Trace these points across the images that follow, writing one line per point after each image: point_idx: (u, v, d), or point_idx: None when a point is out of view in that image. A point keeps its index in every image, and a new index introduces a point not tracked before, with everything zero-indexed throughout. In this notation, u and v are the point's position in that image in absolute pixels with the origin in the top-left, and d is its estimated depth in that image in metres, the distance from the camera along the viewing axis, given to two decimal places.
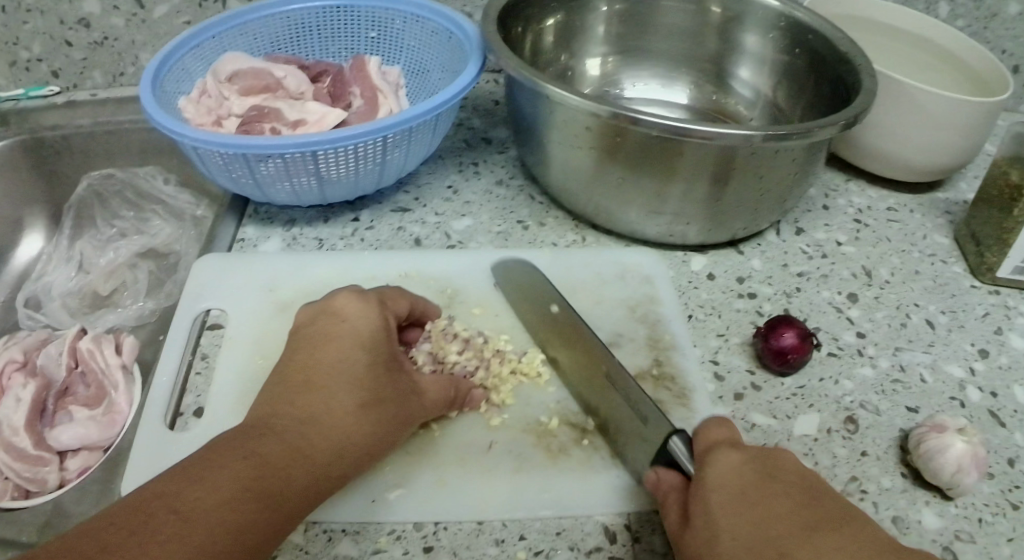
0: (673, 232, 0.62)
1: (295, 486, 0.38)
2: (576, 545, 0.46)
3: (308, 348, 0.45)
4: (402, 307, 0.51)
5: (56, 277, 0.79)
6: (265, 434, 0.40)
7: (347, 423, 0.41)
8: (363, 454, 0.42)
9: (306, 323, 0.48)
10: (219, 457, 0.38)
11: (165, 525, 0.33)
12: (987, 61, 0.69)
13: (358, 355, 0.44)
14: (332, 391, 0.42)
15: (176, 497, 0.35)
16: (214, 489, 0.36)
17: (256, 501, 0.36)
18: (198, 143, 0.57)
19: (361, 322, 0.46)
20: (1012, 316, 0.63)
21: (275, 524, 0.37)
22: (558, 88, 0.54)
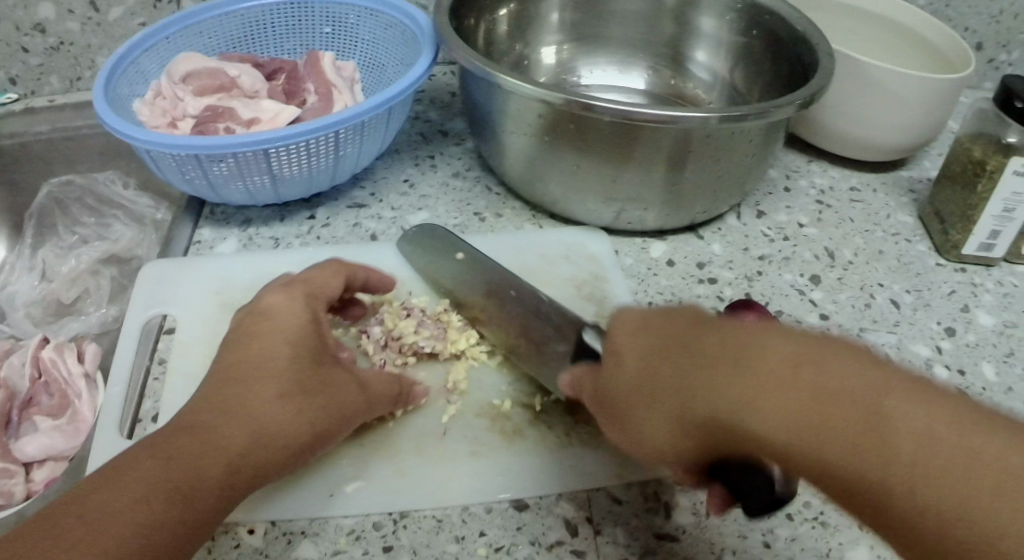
0: (631, 218, 0.61)
1: (211, 483, 0.38)
2: (538, 539, 0.45)
3: (237, 346, 0.45)
4: (334, 287, 0.51)
5: (20, 286, 0.78)
6: (182, 434, 0.39)
7: (266, 417, 0.41)
8: (287, 448, 0.42)
9: (236, 324, 0.48)
10: (135, 459, 0.37)
11: (69, 530, 0.33)
12: (946, 39, 0.69)
13: (280, 349, 0.44)
14: (252, 386, 0.42)
15: (82, 502, 0.34)
16: (122, 491, 0.35)
17: (167, 500, 0.36)
18: (149, 145, 0.56)
19: (286, 316, 0.46)
20: (978, 293, 0.62)
21: (190, 521, 0.36)
22: (509, 78, 0.54)
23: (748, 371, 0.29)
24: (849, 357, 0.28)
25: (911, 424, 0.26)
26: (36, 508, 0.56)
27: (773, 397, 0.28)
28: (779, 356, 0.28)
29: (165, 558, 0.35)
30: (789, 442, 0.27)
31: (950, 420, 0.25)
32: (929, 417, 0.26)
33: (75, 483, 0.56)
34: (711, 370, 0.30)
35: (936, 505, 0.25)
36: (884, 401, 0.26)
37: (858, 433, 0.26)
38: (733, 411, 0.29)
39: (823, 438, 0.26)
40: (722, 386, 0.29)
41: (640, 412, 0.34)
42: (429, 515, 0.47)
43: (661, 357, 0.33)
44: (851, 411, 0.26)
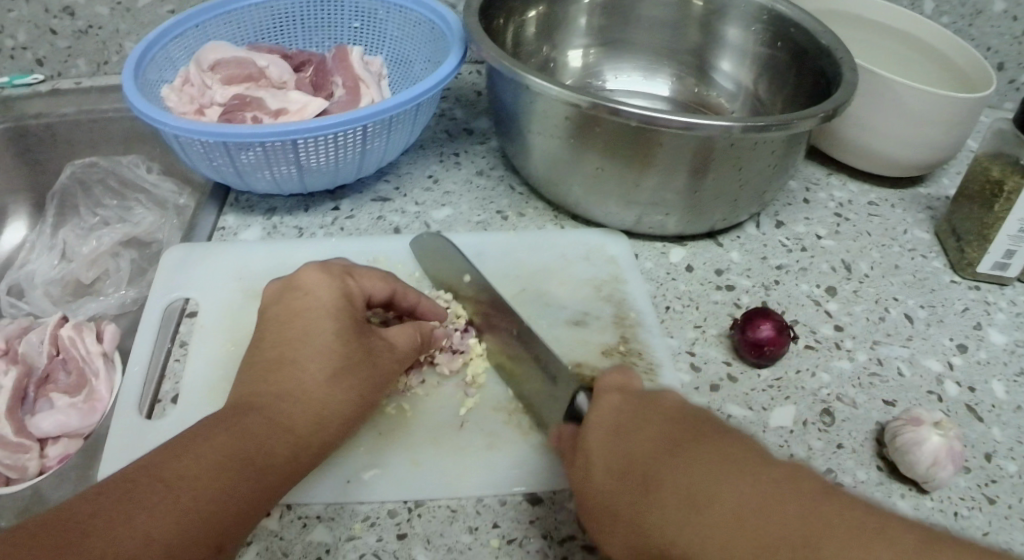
0: (651, 222, 0.62)
1: (277, 458, 0.39)
2: (550, 533, 0.46)
3: (279, 323, 0.45)
4: (377, 286, 0.50)
5: (40, 264, 0.79)
6: (245, 409, 0.40)
7: (324, 393, 0.42)
8: (340, 423, 0.42)
9: (272, 300, 0.48)
10: (203, 432, 0.39)
11: (153, 495, 0.34)
12: (970, 58, 0.70)
13: (325, 325, 0.44)
14: (303, 363, 0.43)
15: (161, 469, 0.36)
16: (196, 460, 0.36)
17: (239, 474, 0.37)
18: (179, 131, 0.56)
19: (324, 292, 0.46)
20: (991, 312, 0.63)
21: (259, 490, 0.38)
22: (538, 80, 0.54)
23: (695, 506, 0.33)
24: (748, 477, 0.33)
25: (791, 517, 0.31)
26: (51, 481, 0.57)
27: (691, 536, 0.32)
28: (712, 504, 0.33)
29: (240, 524, 0.36)
30: (701, 552, 0.32)
31: (848, 520, 0.30)
32: (799, 508, 0.31)
33: (92, 460, 0.57)
34: (665, 510, 0.34)
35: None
36: (764, 518, 0.31)
37: (752, 551, 0.30)
38: (672, 535, 0.33)
39: (735, 553, 0.31)
40: (671, 518, 0.33)
41: (607, 523, 0.38)
42: (443, 505, 0.48)
43: (620, 497, 0.37)
44: (762, 537, 0.31)
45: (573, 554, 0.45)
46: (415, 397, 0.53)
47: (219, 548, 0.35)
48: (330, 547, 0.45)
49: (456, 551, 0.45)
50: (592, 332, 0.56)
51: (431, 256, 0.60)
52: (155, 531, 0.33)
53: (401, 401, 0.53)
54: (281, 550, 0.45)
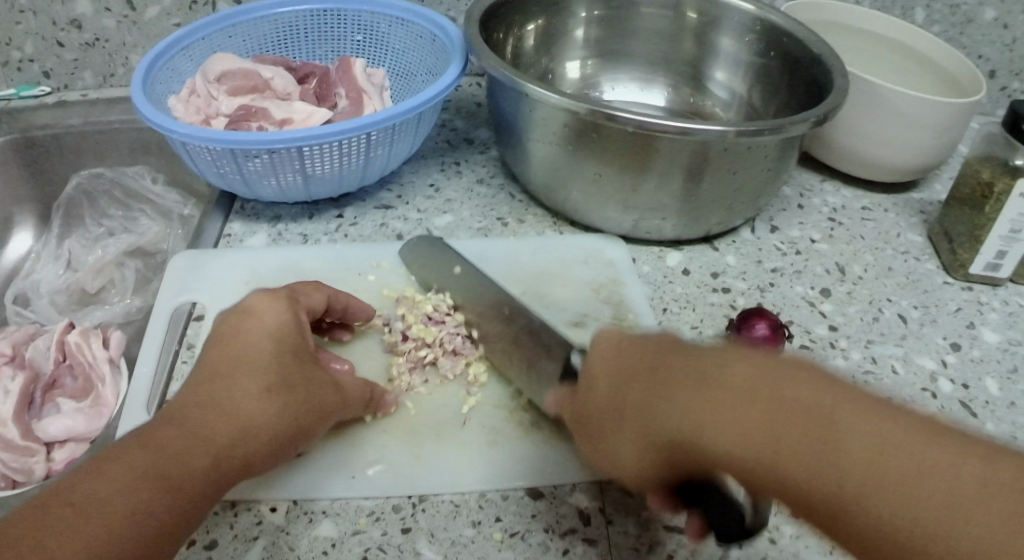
0: (649, 226, 0.63)
1: (194, 474, 0.38)
2: (552, 526, 0.47)
3: (218, 338, 0.45)
4: (315, 298, 0.52)
5: (46, 274, 0.80)
6: (168, 421, 0.40)
7: (251, 410, 0.41)
8: (266, 444, 0.42)
9: (217, 319, 0.47)
10: (122, 448, 0.38)
11: (59, 520, 0.34)
12: (959, 65, 0.71)
13: (262, 345, 0.44)
14: (235, 381, 0.42)
15: (71, 491, 0.35)
16: (106, 481, 0.36)
17: (152, 488, 0.36)
18: (187, 138, 0.58)
19: (267, 312, 0.46)
20: (984, 312, 0.64)
21: (177, 508, 0.37)
22: (537, 87, 0.56)
23: (749, 396, 0.30)
24: (809, 375, 0.30)
25: (862, 431, 0.27)
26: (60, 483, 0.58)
27: (739, 419, 0.29)
28: (742, 372, 0.31)
29: (155, 547, 0.36)
30: (747, 450, 0.29)
31: (905, 431, 0.27)
32: (885, 429, 0.27)
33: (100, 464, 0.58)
34: (674, 395, 0.32)
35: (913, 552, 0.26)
36: (834, 408, 0.28)
37: (817, 450, 0.27)
38: (693, 429, 0.31)
39: (782, 458, 0.28)
40: (684, 401, 0.32)
41: (611, 420, 0.36)
42: (446, 500, 0.49)
43: (627, 390, 0.35)
44: (815, 421, 0.28)
45: (575, 546, 0.46)
46: (419, 397, 0.54)
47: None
48: (335, 542, 0.46)
49: (459, 544, 0.46)
50: (592, 333, 0.57)
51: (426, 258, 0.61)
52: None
53: (406, 400, 0.54)
54: (287, 545, 0.46)
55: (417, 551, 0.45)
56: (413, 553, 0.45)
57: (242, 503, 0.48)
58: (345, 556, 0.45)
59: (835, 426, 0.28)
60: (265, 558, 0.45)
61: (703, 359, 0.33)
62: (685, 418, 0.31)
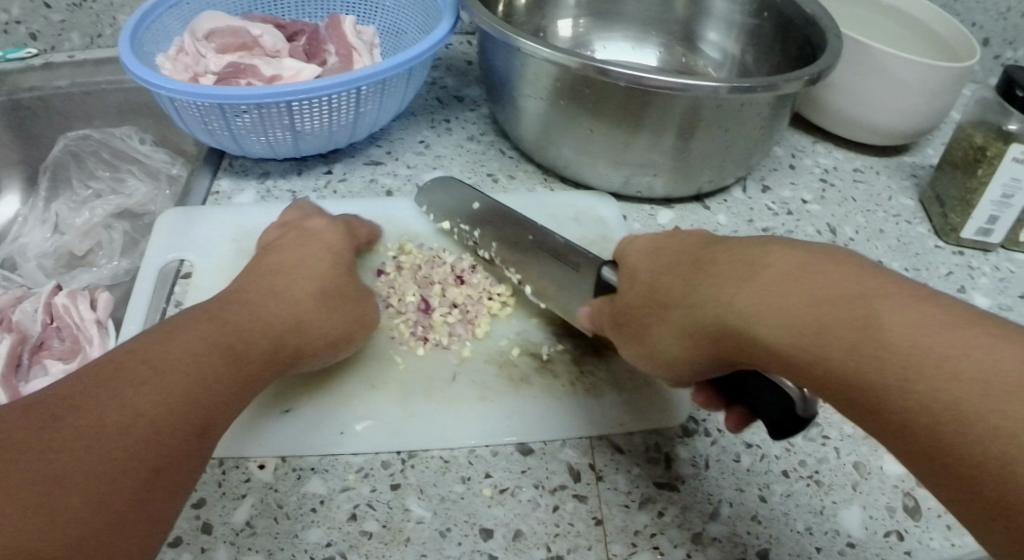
0: (640, 184, 0.63)
1: (257, 357, 0.42)
2: (541, 483, 0.47)
3: (281, 251, 0.52)
4: (364, 231, 0.58)
5: (33, 238, 0.80)
6: (227, 309, 0.44)
7: (309, 307, 0.47)
8: (322, 338, 0.47)
9: (277, 237, 0.54)
10: (192, 324, 0.41)
11: (141, 374, 0.35)
12: (953, 29, 0.71)
13: (319, 253, 0.52)
14: (296, 282, 0.48)
15: (143, 351, 0.37)
16: (179, 345, 0.38)
17: (221, 360, 0.40)
18: (175, 93, 0.57)
19: (327, 233, 0.54)
20: (974, 276, 0.64)
21: (237, 382, 0.40)
22: (528, 41, 0.55)
23: (818, 292, 0.30)
24: (865, 274, 0.30)
25: (897, 323, 0.27)
26: None
27: (797, 308, 0.30)
28: (776, 270, 0.32)
29: (217, 418, 0.38)
30: (793, 339, 0.30)
31: (946, 317, 0.27)
32: (922, 317, 0.27)
33: None
34: (723, 276, 0.34)
35: (926, 384, 0.26)
36: (885, 293, 0.29)
37: (844, 313, 0.29)
38: (757, 322, 0.31)
39: (834, 327, 0.29)
40: (729, 285, 0.33)
41: (658, 312, 0.39)
42: (436, 456, 0.48)
43: (666, 285, 0.39)
44: (841, 300, 0.29)
45: (564, 503, 0.46)
46: (409, 352, 0.54)
47: (203, 430, 0.37)
48: (324, 498, 0.46)
49: (448, 500, 0.46)
50: None
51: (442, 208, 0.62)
52: (143, 407, 0.34)
53: (396, 353, 0.54)
54: (275, 501, 0.46)
55: (406, 507, 0.45)
56: (402, 509, 0.45)
57: (230, 461, 0.47)
58: (334, 512, 0.45)
59: (859, 306, 0.29)
60: (253, 515, 0.45)
61: (777, 261, 0.32)
62: (721, 279, 0.34)
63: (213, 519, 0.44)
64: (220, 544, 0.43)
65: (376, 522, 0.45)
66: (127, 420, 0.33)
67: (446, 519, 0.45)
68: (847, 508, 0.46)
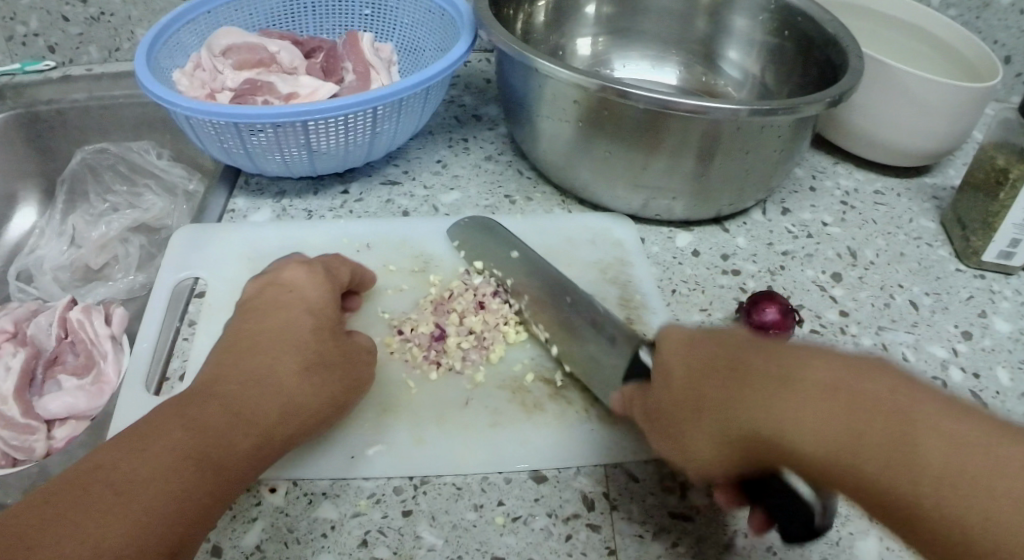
0: (658, 206, 0.62)
1: (236, 451, 0.40)
2: (554, 511, 0.47)
3: (260, 314, 0.49)
4: (344, 274, 0.54)
5: (49, 252, 0.79)
6: (203, 398, 0.41)
7: (294, 385, 0.44)
8: (308, 417, 0.44)
9: (255, 295, 0.51)
10: (158, 425, 0.39)
11: (102, 502, 0.34)
12: (975, 48, 0.70)
13: (304, 318, 0.48)
14: (277, 355, 0.45)
15: (108, 469, 0.36)
16: (147, 460, 0.36)
17: (196, 467, 0.37)
18: (191, 112, 0.57)
19: (308, 291, 0.50)
20: (996, 300, 0.63)
21: (215, 485, 0.38)
22: (546, 63, 0.55)
23: (865, 411, 0.30)
24: (905, 388, 0.30)
25: (935, 439, 0.28)
26: (58, 458, 0.57)
27: (832, 439, 0.30)
28: (818, 379, 0.31)
29: (195, 530, 0.36)
30: (830, 453, 0.30)
31: (975, 427, 0.28)
32: (948, 439, 0.28)
33: (100, 438, 0.57)
34: (760, 393, 0.32)
35: (969, 508, 0.27)
36: (917, 416, 0.29)
37: (881, 432, 0.29)
38: (793, 434, 0.31)
39: (867, 456, 0.29)
40: (775, 408, 0.32)
41: (683, 412, 0.36)
42: (448, 482, 0.48)
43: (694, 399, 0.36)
44: (881, 415, 0.29)
45: (577, 532, 0.45)
46: (423, 377, 0.54)
47: (178, 550, 0.35)
48: (335, 523, 0.46)
49: (460, 528, 0.45)
50: None
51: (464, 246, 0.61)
52: (103, 540, 0.33)
53: (409, 378, 0.54)
54: (286, 526, 0.45)
55: (417, 534, 0.45)
56: (413, 536, 0.45)
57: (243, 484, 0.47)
58: (345, 538, 0.45)
59: (895, 424, 0.29)
60: (264, 539, 0.44)
61: (817, 376, 0.31)
62: (762, 390, 0.32)
63: (225, 542, 0.44)
64: None
65: (386, 549, 0.44)
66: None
67: (458, 547, 0.44)
68: (864, 540, 0.46)
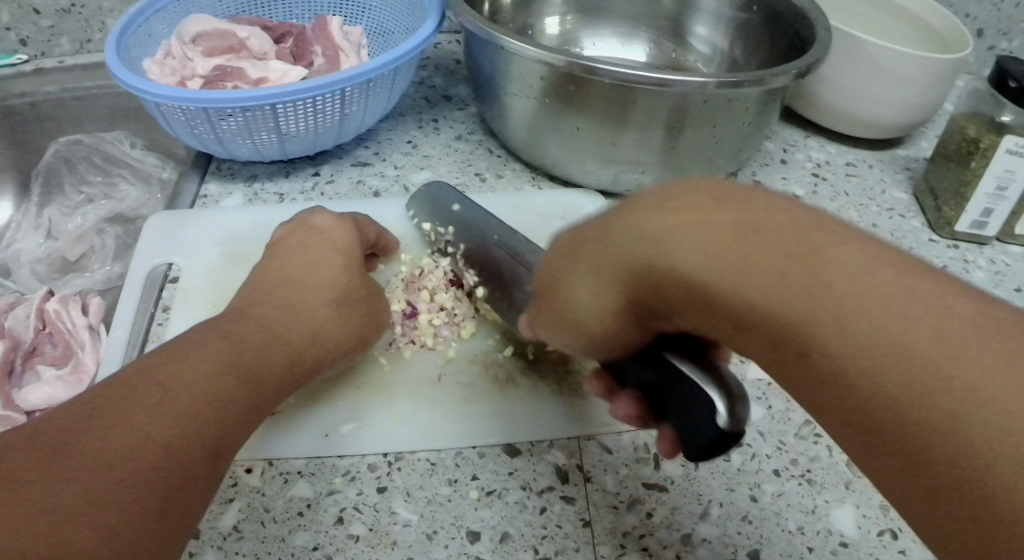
0: (628, 181, 0.62)
1: (273, 370, 0.42)
2: (529, 484, 0.47)
3: (290, 254, 0.52)
4: (372, 231, 0.56)
5: (26, 243, 0.80)
6: (238, 321, 0.44)
7: (326, 315, 0.47)
8: (340, 345, 0.47)
9: (285, 234, 0.54)
10: (197, 341, 0.41)
11: (146, 395, 0.35)
12: (944, 20, 0.70)
13: (333, 256, 0.51)
14: (308, 288, 0.48)
15: (155, 371, 0.36)
16: (189, 368, 0.37)
17: (235, 378, 0.39)
18: (159, 98, 0.57)
19: (335, 231, 0.53)
20: (969, 269, 0.63)
21: (256, 399, 0.40)
22: (513, 40, 0.55)
23: (753, 323, 0.25)
24: (787, 211, 0.26)
25: (842, 262, 0.24)
26: None
27: (722, 277, 0.25)
28: (691, 282, 0.27)
29: (233, 434, 0.38)
30: (705, 268, 0.26)
31: (884, 263, 0.24)
32: (859, 257, 0.24)
33: None
34: (637, 215, 0.29)
35: (891, 378, 0.22)
36: (815, 245, 0.25)
37: (784, 281, 0.24)
38: (669, 260, 0.27)
39: (775, 311, 0.24)
40: (648, 234, 0.28)
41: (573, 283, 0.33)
42: (423, 458, 0.48)
43: (590, 306, 0.31)
44: (779, 254, 0.25)
45: (552, 504, 0.45)
46: (397, 354, 0.54)
47: (217, 453, 0.36)
48: (311, 502, 0.46)
49: (435, 503, 0.46)
50: None
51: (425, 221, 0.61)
52: (150, 431, 0.33)
53: (382, 356, 0.54)
54: (262, 506, 0.45)
55: (393, 510, 0.45)
56: (389, 512, 0.45)
57: None
58: (321, 516, 0.45)
59: (790, 251, 0.25)
60: (240, 519, 0.44)
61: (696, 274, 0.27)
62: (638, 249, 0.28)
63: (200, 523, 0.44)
64: (207, 549, 0.43)
65: (363, 525, 0.44)
66: (136, 446, 0.32)
67: (433, 521, 0.45)
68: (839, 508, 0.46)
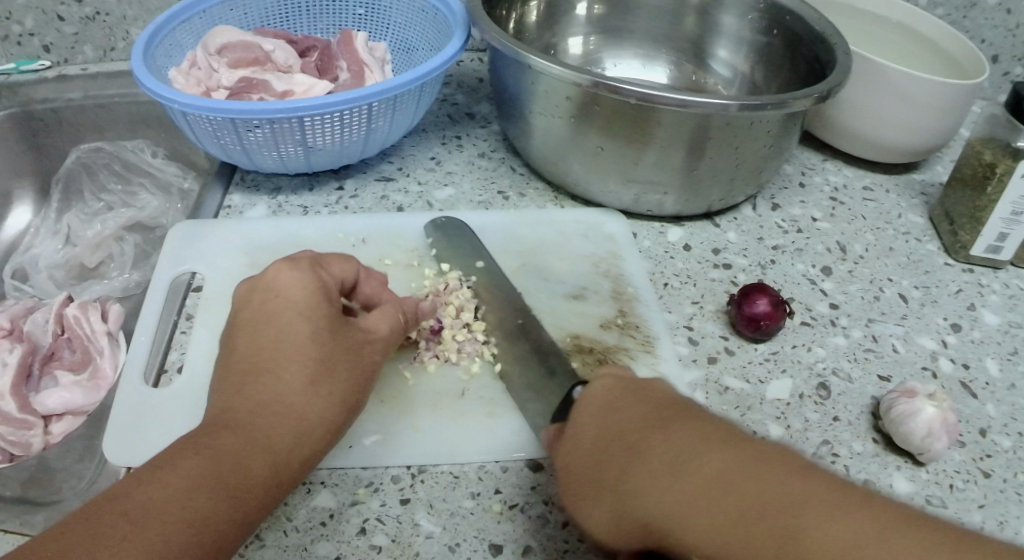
0: (649, 202, 0.63)
1: (254, 475, 0.38)
2: (551, 499, 0.47)
3: (251, 327, 0.44)
4: (337, 268, 0.48)
5: (44, 249, 0.80)
6: (214, 424, 0.39)
7: (302, 400, 0.41)
8: (324, 430, 0.41)
9: (244, 295, 0.46)
10: (175, 453, 0.38)
11: (113, 533, 0.33)
12: (963, 47, 0.71)
13: (299, 323, 0.43)
14: (277, 367, 0.42)
15: (125, 499, 0.34)
16: (158, 490, 0.35)
17: (210, 494, 0.36)
18: (188, 108, 0.57)
19: (295, 291, 0.45)
20: (985, 293, 0.64)
21: (239, 511, 0.37)
22: (540, 59, 0.56)
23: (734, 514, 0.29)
24: (804, 479, 0.29)
25: (823, 540, 0.26)
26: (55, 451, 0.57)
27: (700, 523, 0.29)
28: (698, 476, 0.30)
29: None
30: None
31: (874, 523, 0.27)
32: (845, 530, 0.26)
33: (98, 431, 0.57)
34: (642, 472, 0.32)
35: None
36: (802, 521, 0.27)
37: (768, 538, 0.27)
38: (667, 520, 0.30)
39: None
40: (655, 489, 0.31)
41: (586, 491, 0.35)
42: (446, 471, 0.48)
43: (609, 454, 0.34)
44: (756, 519, 0.28)
45: None
46: (420, 369, 0.54)
47: None
48: (334, 512, 0.46)
49: (457, 516, 0.46)
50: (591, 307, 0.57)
51: (451, 238, 0.61)
52: None
53: (406, 369, 0.54)
54: (285, 515, 0.45)
55: (416, 522, 0.45)
56: (412, 524, 0.45)
57: None
58: (344, 526, 0.45)
59: (776, 530, 0.27)
60: (264, 527, 0.44)
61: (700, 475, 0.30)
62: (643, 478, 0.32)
63: None
64: None
65: (385, 536, 0.44)
66: None
67: (456, 533, 0.45)
68: None
